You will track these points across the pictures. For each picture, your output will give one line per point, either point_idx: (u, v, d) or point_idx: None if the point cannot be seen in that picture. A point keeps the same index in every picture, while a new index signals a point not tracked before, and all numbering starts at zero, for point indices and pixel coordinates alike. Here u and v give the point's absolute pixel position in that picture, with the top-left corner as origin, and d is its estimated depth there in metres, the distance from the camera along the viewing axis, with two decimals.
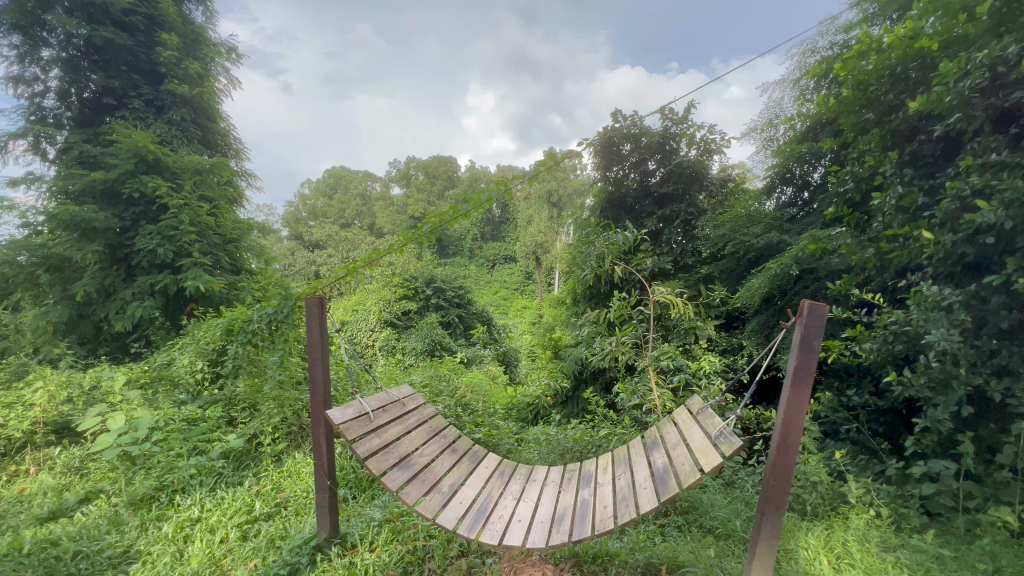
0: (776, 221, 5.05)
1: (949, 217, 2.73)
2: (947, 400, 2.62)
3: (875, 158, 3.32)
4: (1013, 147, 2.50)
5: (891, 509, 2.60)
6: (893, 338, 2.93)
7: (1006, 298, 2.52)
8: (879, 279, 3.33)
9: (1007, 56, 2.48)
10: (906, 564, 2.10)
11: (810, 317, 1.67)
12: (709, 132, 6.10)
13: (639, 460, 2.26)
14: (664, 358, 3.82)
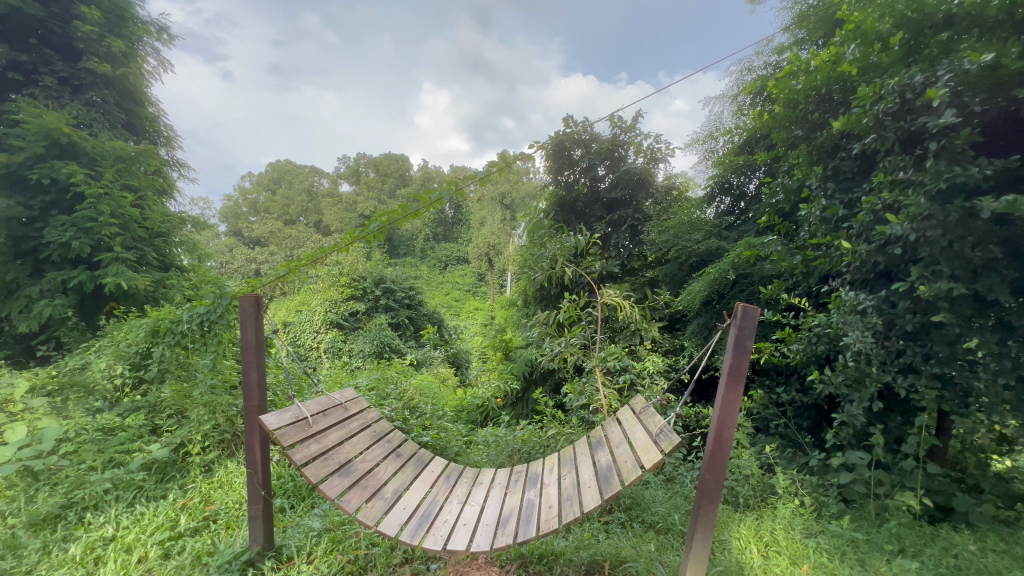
0: (715, 229, 5.33)
1: (865, 229, 2.99)
2: (861, 396, 2.86)
3: (803, 172, 3.58)
4: (917, 166, 2.77)
5: (813, 497, 2.80)
6: (816, 339, 3.16)
7: (911, 303, 2.79)
8: (805, 284, 3.59)
9: (914, 84, 2.75)
10: (825, 549, 2.26)
11: (743, 318, 1.76)
12: (656, 141, 6.36)
13: (584, 458, 2.30)
14: (610, 359, 3.93)
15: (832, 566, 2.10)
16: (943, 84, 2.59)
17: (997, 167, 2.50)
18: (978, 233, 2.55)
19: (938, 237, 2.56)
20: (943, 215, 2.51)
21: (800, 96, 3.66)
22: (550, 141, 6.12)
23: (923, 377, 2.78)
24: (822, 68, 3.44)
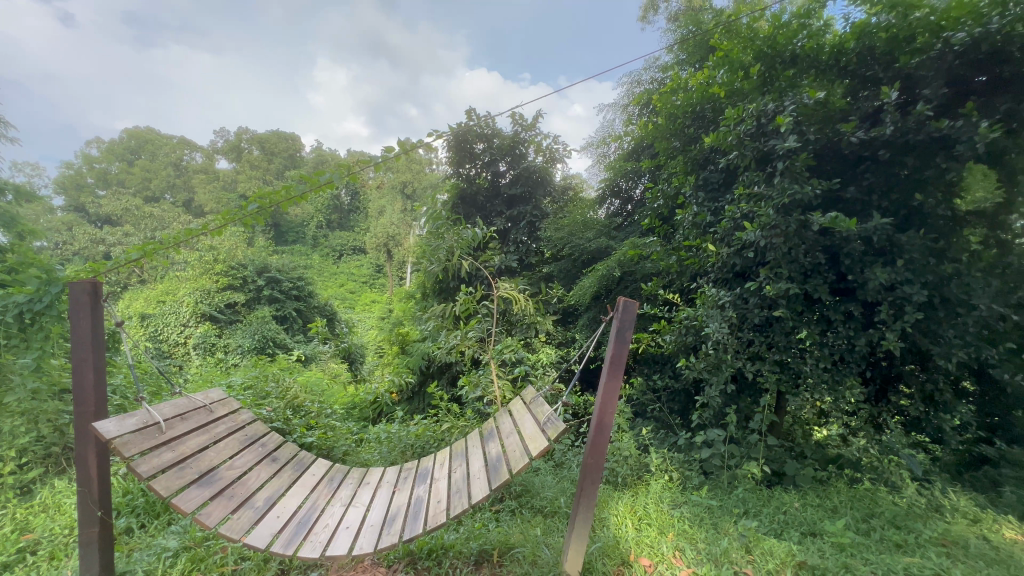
0: (605, 229, 5.70)
1: (727, 234, 3.41)
2: (719, 380, 3.28)
3: (679, 180, 3.97)
4: (768, 182, 3.22)
5: (680, 472, 3.13)
6: (686, 331, 3.54)
7: (759, 300, 3.23)
8: (679, 282, 4.00)
9: (767, 111, 3.19)
10: (687, 517, 2.54)
11: (624, 312, 1.90)
12: (554, 141, 6.63)
13: (475, 450, 2.32)
14: (506, 351, 4.02)
15: (691, 531, 2.37)
16: (789, 113, 3.05)
17: (823, 188, 3.01)
18: (809, 242, 3.04)
19: (781, 244, 3.00)
20: (785, 225, 2.95)
21: (678, 111, 4.05)
22: (451, 132, 6.04)
23: (766, 363, 3.26)
24: (697, 87, 3.84)
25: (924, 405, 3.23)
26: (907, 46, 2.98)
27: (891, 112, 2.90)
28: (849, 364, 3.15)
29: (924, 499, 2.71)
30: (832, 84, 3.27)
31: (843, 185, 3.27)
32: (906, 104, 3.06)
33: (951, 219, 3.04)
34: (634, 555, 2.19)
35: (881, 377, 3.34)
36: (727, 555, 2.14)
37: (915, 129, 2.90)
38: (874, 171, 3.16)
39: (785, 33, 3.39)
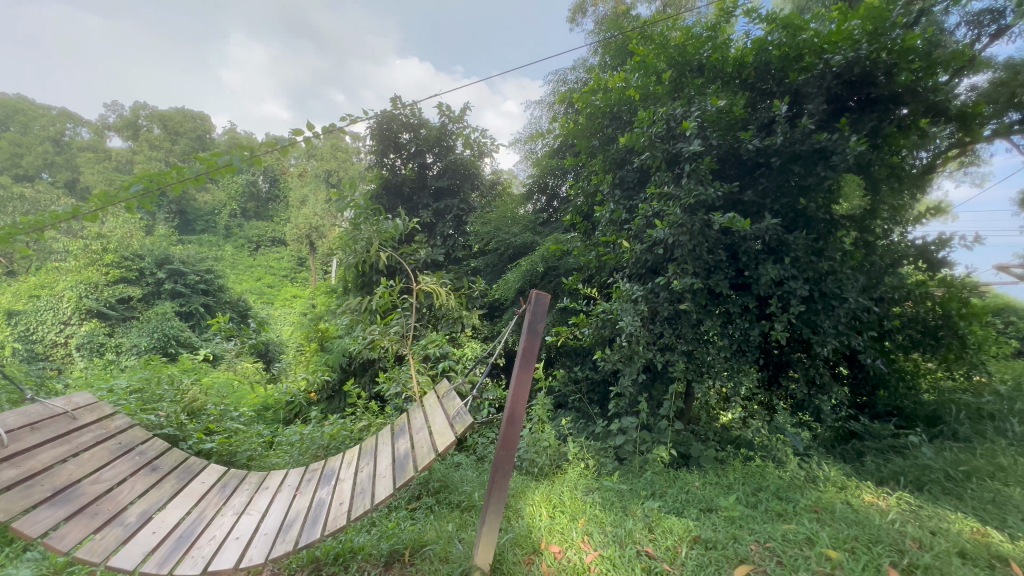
0: (531, 224, 5.79)
1: (640, 232, 3.60)
2: (631, 370, 3.46)
3: (599, 178, 4.13)
4: (676, 183, 3.43)
5: (595, 459, 3.26)
6: (603, 324, 3.69)
7: (668, 294, 3.44)
8: (598, 276, 4.17)
9: (676, 115, 3.39)
10: (598, 502, 2.65)
11: (536, 304, 1.96)
12: (482, 135, 6.61)
13: (384, 448, 2.25)
14: (431, 346, 4.14)
15: (601, 515, 2.48)
16: (694, 118, 3.27)
17: (723, 190, 3.26)
18: (711, 240, 3.28)
19: (687, 241, 3.22)
20: (690, 223, 3.16)
21: (598, 111, 4.20)
22: (374, 119, 5.86)
23: (673, 353, 3.47)
24: (614, 89, 4.00)
25: (806, 388, 3.62)
26: (795, 65, 3.37)
27: (781, 123, 3.22)
28: (745, 352, 3.47)
29: (803, 471, 3.04)
30: (731, 95, 3.56)
31: (742, 189, 3.56)
32: (793, 117, 3.43)
33: (829, 222, 3.43)
34: (546, 543, 2.24)
35: (773, 364, 3.73)
36: (631, 535, 2.26)
37: (799, 140, 3.24)
38: (768, 177, 3.47)
39: (692, 43, 3.63)
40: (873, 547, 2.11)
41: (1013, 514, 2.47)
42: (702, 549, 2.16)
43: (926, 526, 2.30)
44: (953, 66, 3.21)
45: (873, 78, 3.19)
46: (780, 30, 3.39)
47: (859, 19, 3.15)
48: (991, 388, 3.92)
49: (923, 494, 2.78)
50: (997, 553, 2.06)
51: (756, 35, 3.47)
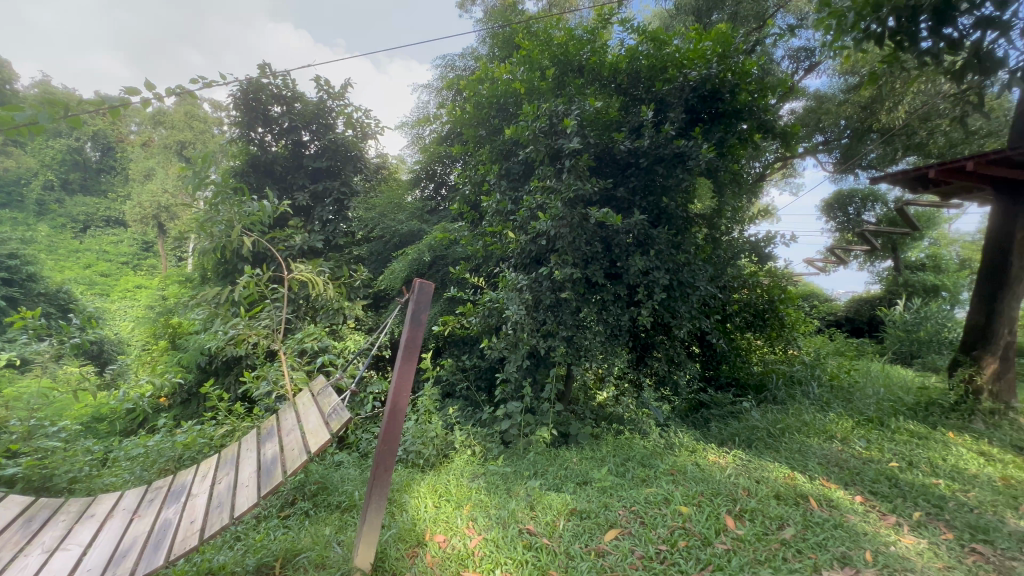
0: (418, 212, 5.66)
1: (524, 223, 3.73)
2: (516, 357, 3.59)
3: (485, 168, 4.17)
4: (557, 177, 3.61)
5: (482, 445, 3.34)
6: (489, 313, 3.76)
7: (550, 283, 3.61)
8: (484, 266, 4.24)
9: (557, 112, 3.56)
10: (484, 487, 2.73)
11: (420, 293, 1.94)
12: (365, 115, 6.24)
13: (248, 454, 2.03)
14: (308, 339, 3.84)
15: (486, 499, 2.54)
16: (573, 117, 3.47)
17: (599, 186, 3.55)
18: (588, 232, 3.54)
19: (566, 233, 3.42)
20: (570, 217, 3.38)
21: (485, 100, 4.23)
22: (237, 83, 5.24)
23: (556, 339, 3.66)
24: (501, 80, 4.06)
25: (667, 365, 4.10)
26: (661, 75, 3.76)
27: (648, 128, 3.57)
28: (617, 336, 3.77)
29: (662, 439, 3.43)
30: (607, 98, 3.84)
31: (616, 186, 3.87)
32: (658, 123, 3.81)
33: (685, 220, 3.90)
34: (430, 534, 2.24)
35: (641, 345, 4.13)
36: (514, 515, 2.36)
37: (663, 145, 3.61)
38: (637, 176, 3.82)
39: (574, 44, 3.88)
40: (715, 499, 2.47)
41: (811, 459, 3.08)
42: (578, 519, 2.33)
43: (753, 477, 2.76)
44: (778, 91, 3.85)
45: (720, 95, 3.67)
46: (648, 43, 3.81)
47: (710, 42, 3.67)
48: (800, 360, 4.83)
49: (752, 450, 3.33)
50: (800, 492, 2.56)
51: (629, 44, 3.82)
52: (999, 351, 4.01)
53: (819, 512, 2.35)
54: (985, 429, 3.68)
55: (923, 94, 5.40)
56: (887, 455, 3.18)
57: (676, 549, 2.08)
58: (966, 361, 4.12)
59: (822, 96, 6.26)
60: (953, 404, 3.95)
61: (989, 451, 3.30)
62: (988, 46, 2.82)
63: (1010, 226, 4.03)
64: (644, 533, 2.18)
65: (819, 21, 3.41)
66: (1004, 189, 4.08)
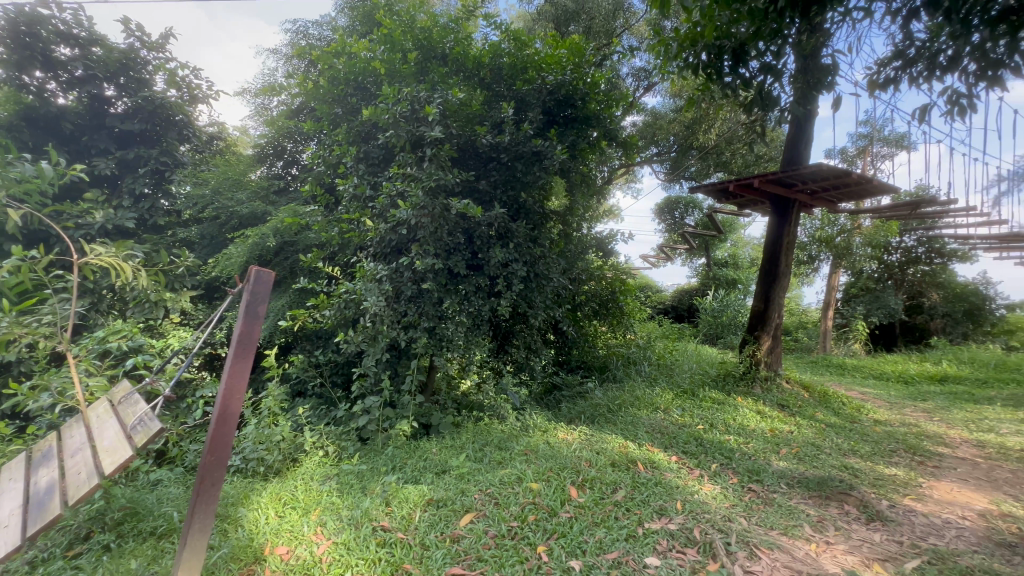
0: (262, 192, 5.05)
1: (384, 210, 3.59)
2: (375, 350, 3.44)
3: (340, 149, 3.89)
4: (418, 165, 3.55)
5: (336, 445, 3.15)
6: (345, 305, 3.54)
7: (411, 274, 3.53)
8: (340, 255, 3.98)
9: (419, 98, 3.50)
10: (336, 489, 2.58)
11: (256, 283, 1.73)
12: (194, 75, 5.35)
13: (11, 484, 1.63)
14: (113, 338, 3.17)
15: (338, 501, 2.41)
16: (435, 106, 3.45)
17: (460, 177, 3.59)
18: (450, 223, 3.55)
19: (428, 223, 3.39)
20: (431, 207, 3.35)
21: (341, 76, 3.94)
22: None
23: (416, 330, 3.60)
24: (358, 57, 3.82)
25: (524, 352, 4.34)
26: (521, 75, 3.93)
27: (508, 125, 3.70)
28: (479, 326, 3.86)
29: (518, 423, 3.63)
30: (470, 91, 3.88)
31: (478, 179, 3.95)
32: (517, 121, 3.98)
33: (542, 215, 4.15)
34: (270, 548, 2.05)
35: (501, 334, 4.31)
36: (368, 514, 2.28)
37: (522, 142, 3.79)
38: (498, 171, 3.94)
39: (437, 32, 3.83)
40: (562, 472, 2.70)
41: (641, 429, 3.56)
42: (434, 509, 2.35)
43: (594, 449, 3.08)
44: (621, 105, 4.31)
45: (572, 100, 3.98)
46: (509, 42, 3.94)
47: (565, 50, 3.95)
48: (636, 343, 5.52)
49: (594, 425, 3.71)
50: (630, 458, 2.94)
51: (492, 40, 3.91)
52: (771, 331, 5.09)
53: (644, 474, 2.73)
54: (761, 393, 4.67)
55: (728, 122, 6.55)
56: (696, 419, 3.83)
57: (526, 524, 2.22)
58: (750, 339, 5.13)
59: (656, 113, 7.19)
60: (741, 374, 4.92)
61: (762, 409, 4.19)
62: (768, 88, 3.49)
63: (780, 233, 5.12)
64: (497, 513, 2.29)
65: (652, 47, 3.89)
66: (777, 204, 5.17)
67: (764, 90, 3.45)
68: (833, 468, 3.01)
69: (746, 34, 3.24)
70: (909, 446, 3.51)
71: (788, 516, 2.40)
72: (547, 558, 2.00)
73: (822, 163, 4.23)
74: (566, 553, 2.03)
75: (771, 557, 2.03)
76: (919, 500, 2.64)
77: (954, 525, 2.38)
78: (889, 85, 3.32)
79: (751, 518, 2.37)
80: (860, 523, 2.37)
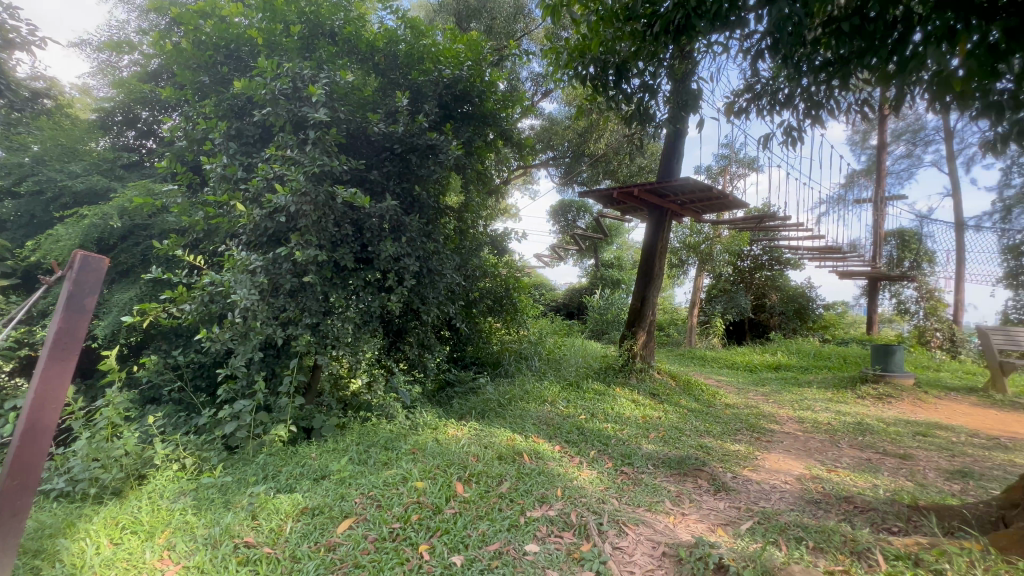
0: (105, 165, 4.29)
1: (259, 194, 3.26)
2: (245, 348, 3.07)
3: (207, 123, 3.44)
4: (300, 148, 3.29)
5: (195, 456, 2.79)
6: (209, 299, 3.13)
7: (291, 266, 3.25)
8: (205, 242, 3.53)
9: (302, 76, 3.26)
10: (192, 506, 2.28)
11: (82, 270, 1.45)
12: (11, 17, 4.48)
13: None
14: None
15: (192, 520, 2.14)
16: (320, 86, 3.23)
17: (348, 165, 3.39)
18: (336, 213, 3.35)
19: (310, 212, 3.15)
20: (314, 194, 3.13)
21: (208, 41, 3.50)
22: None
23: (297, 327, 3.32)
24: (231, 22, 3.43)
25: (417, 350, 4.25)
26: (418, 65, 3.86)
27: (402, 115, 3.59)
28: (368, 322, 3.68)
29: (407, 421, 3.54)
30: (362, 75, 3.69)
31: (369, 168, 3.77)
32: (412, 112, 3.88)
33: (436, 210, 4.09)
34: None
35: (393, 331, 4.16)
36: (229, 531, 2.05)
37: (417, 134, 3.69)
38: (391, 161, 3.80)
39: (326, 7, 3.57)
40: (448, 469, 2.68)
41: (528, 421, 3.69)
42: (308, 518, 2.19)
43: (482, 443, 3.12)
44: (518, 107, 4.41)
45: (469, 97, 3.98)
46: (406, 29, 3.83)
47: (463, 45, 3.94)
48: (527, 339, 5.71)
49: (484, 420, 3.76)
50: (516, 450, 3.02)
51: (387, 25, 3.77)
52: (646, 327, 5.59)
53: (528, 464, 2.83)
54: (636, 383, 5.13)
55: (615, 133, 7.06)
56: (579, 410, 4.07)
57: (409, 524, 2.17)
58: (629, 334, 5.59)
59: (552, 119, 7.49)
60: (620, 367, 5.34)
61: (637, 398, 4.60)
62: (646, 105, 3.81)
63: (655, 239, 5.65)
64: (379, 515, 2.21)
65: (545, 53, 4.05)
66: (654, 212, 5.70)
67: (642, 107, 3.77)
68: (691, 448, 3.40)
69: (628, 52, 3.52)
70: (750, 425, 4.11)
71: (652, 493, 2.66)
72: (429, 556, 1.98)
73: (690, 178, 4.75)
74: (448, 550, 2.02)
75: (636, 532, 2.23)
76: (754, 470, 3.10)
77: (778, 488, 2.83)
78: (742, 114, 3.83)
79: (622, 498, 2.58)
80: (709, 494, 2.72)
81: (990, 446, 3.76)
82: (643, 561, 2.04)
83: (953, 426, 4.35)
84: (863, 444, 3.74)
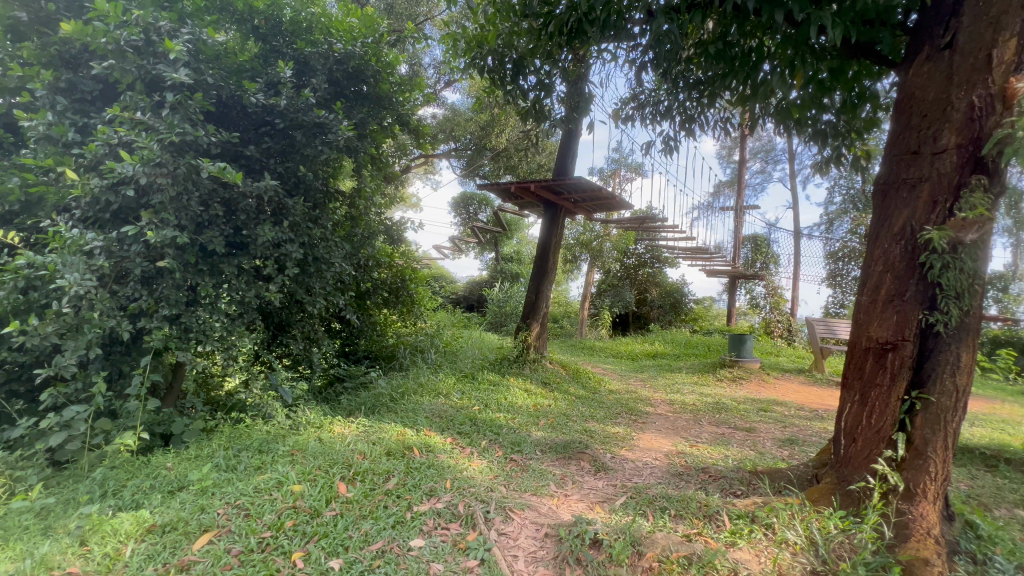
0: None
1: (97, 161, 2.75)
2: (75, 346, 2.52)
3: (25, 70, 2.81)
4: (154, 111, 2.83)
5: (4, 476, 2.28)
6: (25, 284, 2.55)
7: (141, 248, 2.78)
8: (20, 216, 2.89)
9: (158, 27, 2.81)
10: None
11: None
12: None
13: None
14: None
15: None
16: (181, 42, 2.82)
17: (216, 136, 3.00)
18: (201, 189, 2.95)
19: (166, 185, 2.74)
20: (172, 165, 2.72)
21: None
22: None
23: (151, 319, 2.87)
24: None
25: (301, 344, 3.94)
26: (304, 35, 3.54)
27: (285, 87, 3.26)
28: (243, 314, 3.32)
29: (287, 421, 3.27)
30: (236, 38, 3.28)
31: (244, 142, 3.38)
32: (297, 85, 3.55)
33: (323, 193, 3.80)
34: None
35: (273, 325, 3.81)
36: (46, 561, 1.71)
37: (302, 110, 3.37)
38: (272, 137, 3.44)
39: None
40: (331, 469, 2.52)
41: (421, 415, 3.62)
42: (157, 536, 1.92)
43: (371, 439, 2.99)
44: (418, 93, 4.27)
45: (363, 76, 3.75)
46: None
47: (357, 20, 3.69)
48: (423, 332, 5.60)
49: (373, 415, 3.61)
50: (406, 445, 2.95)
51: None
52: (540, 319, 5.79)
53: (418, 458, 2.78)
54: (529, 372, 5.30)
55: (516, 129, 7.18)
56: (473, 401, 4.09)
57: (282, 532, 2.00)
58: (523, 326, 5.74)
59: (455, 109, 7.39)
60: (515, 357, 5.47)
61: (529, 387, 4.76)
62: (543, 104, 3.92)
63: (550, 234, 5.87)
64: (246, 526, 2.00)
65: (445, 39, 3.95)
66: (549, 209, 5.92)
67: (539, 106, 3.88)
68: (576, 432, 3.61)
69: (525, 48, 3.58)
70: (629, 408, 4.47)
71: (538, 478, 2.77)
72: (303, 563, 1.84)
73: (582, 178, 5.01)
74: (327, 554, 1.90)
75: (521, 517, 2.31)
76: (630, 449, 3.38)
77: (649, 465, 3.12)
78: (629, 120, 4.11)
79: (510, 485, 2.65)
80: (590, 474, 2.90)
81: (811, 417, 4.53)
82: (527, 544, 2.11)
83: (786, 402, 5.16)
84: (719, 420, 4.27)
